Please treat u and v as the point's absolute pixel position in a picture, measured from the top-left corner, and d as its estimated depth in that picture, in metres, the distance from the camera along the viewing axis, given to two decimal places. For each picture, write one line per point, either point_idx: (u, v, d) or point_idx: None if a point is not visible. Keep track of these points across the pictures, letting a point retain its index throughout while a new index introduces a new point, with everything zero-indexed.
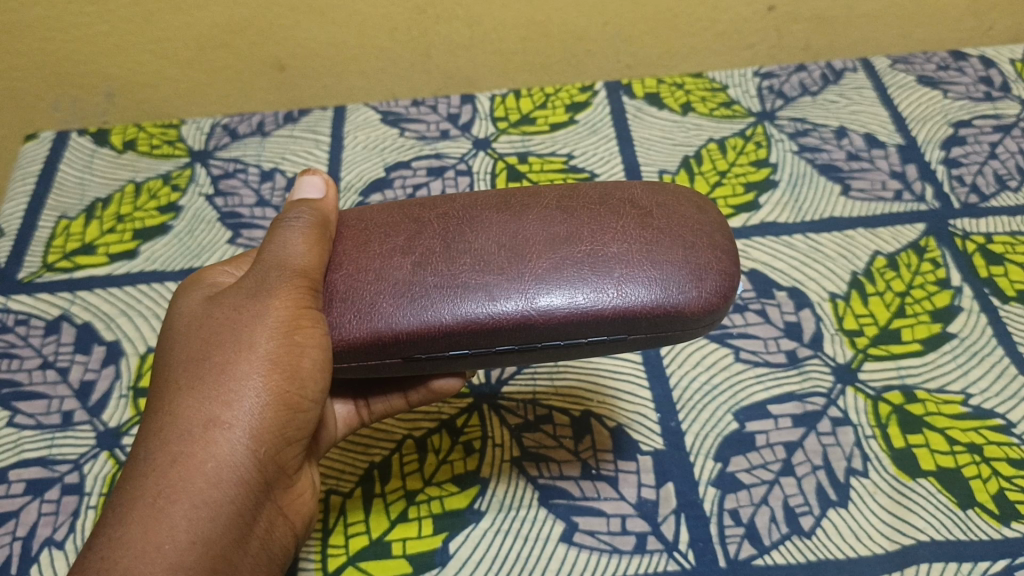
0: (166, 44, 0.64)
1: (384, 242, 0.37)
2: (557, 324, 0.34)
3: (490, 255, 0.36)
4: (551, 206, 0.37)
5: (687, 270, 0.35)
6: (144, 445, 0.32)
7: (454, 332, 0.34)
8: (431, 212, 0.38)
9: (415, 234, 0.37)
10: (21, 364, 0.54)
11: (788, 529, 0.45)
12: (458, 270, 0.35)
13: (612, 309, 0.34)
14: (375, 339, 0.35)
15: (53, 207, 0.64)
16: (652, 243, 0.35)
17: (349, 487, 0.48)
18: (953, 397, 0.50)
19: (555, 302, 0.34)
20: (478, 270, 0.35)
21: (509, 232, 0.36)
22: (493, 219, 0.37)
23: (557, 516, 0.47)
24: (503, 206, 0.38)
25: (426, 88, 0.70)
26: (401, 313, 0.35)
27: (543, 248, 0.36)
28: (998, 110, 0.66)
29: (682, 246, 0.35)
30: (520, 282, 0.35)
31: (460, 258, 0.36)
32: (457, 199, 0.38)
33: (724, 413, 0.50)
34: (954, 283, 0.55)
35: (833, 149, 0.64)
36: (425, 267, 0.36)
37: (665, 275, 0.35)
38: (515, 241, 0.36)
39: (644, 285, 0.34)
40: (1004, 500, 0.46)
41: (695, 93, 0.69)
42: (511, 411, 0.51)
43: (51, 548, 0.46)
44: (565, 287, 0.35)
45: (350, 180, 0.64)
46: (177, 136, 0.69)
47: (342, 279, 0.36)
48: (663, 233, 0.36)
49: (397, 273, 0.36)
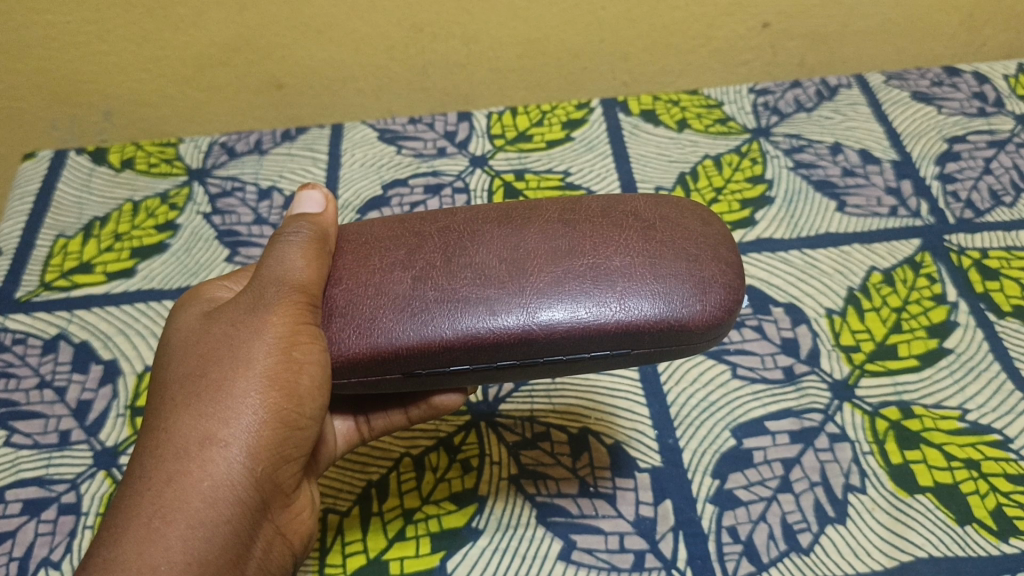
0: (164, 63, 0.64)
1: (386, 255, 0.37)
2: (558, 338, 0.34)
3: (491, 268, 0.36)
4: (552, 220, 0.37)
5: (690, 283, 0.35)
6: (139, 463, 0.32)
7: (454, 346, 0.35)
8: (434, 226, 0.38)
9: (417, 246, 0.37)
10: (18, 384, 0.53)
11: (787, 546, 0.45)
12: (459, 284, 0.35)
13: (614, 323, 0.34)
14: (374, 354, 0.35)
15: (50, 226, 0.64)
16: (655, 256, 0.35)
17: (347, 506, 0.48)
18: (950, 413, 0.50)
19: (556, 316, 0.34)
20: (479, 283, 0.35)
21: (510, 245, 0.37)
22: (495, 232, 0.37)
23: (555, 535, 0.47)
24: (505, 219, 0.38)
25: (423, 106, 0.71)
26: (400, 329, 0.35)
27: (544, 261, 0.36)
28: (992, 125, 0.66)
29: (685, 259, 0.36)
30: (521, 295, 0.35)
31: (460, 272, 0.36)
32: (460, 213, 0.39)
33: (722, 429, 0.50)
34: (950, 299, 0.55)
35: (828, 165, 0.64)
36: (425, 282, 0.36)
37: (668, 289, 0.35)
38: (516, 255, 0.36)
39: (647, 298, 0.34)
40: (1002, 516, 0.45)
41: (690, 110, 0.70)
42: (509, 429, 0.51)
43: (47, 569, 0.46)
44: (566, 301, 0.35)
45: (348, 199, 0.65)
46: (175, 154, 0.69)
47: (342, 292, 0.36)
48: (666, 246, 0.36)
49: (399, 287, 0.36)
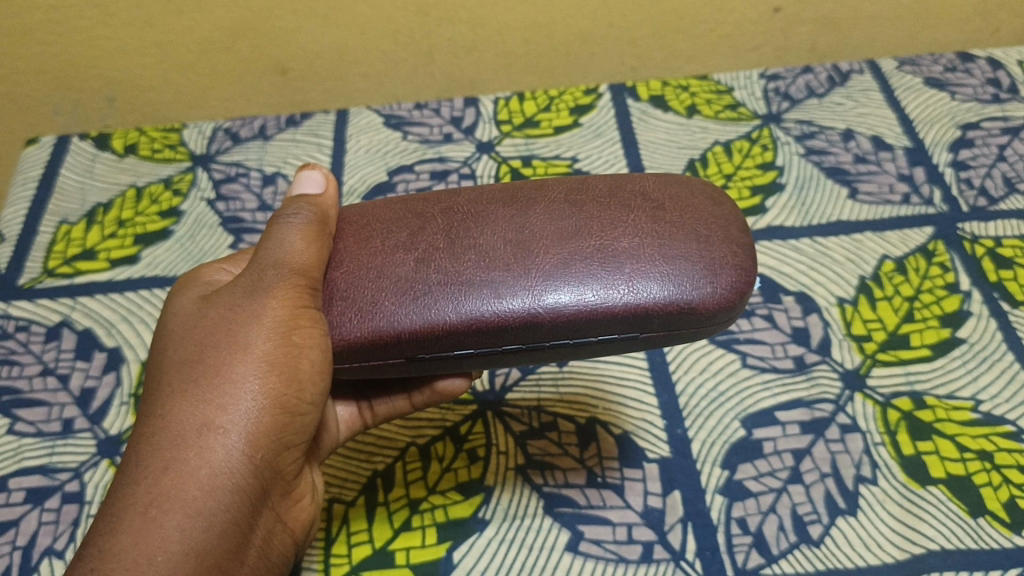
0: (166, 48, 0.63)
1: (388, 237, 0.36)
2: (565, 322, 0.34)
3: (496, 250, 0.35)
4: (559, 200, 0.37)
5: (701, 264, 0.34)
6: (135, 451, 0.32)
7: (458, 329, 0.34)
8: (437, 206, 0.37)
9: (420, 226, 0.36)
10: (20, 371, 0.53)
11: (797, 537, 0.45)
12: (462, 267, 0.35)
13: (622, 306, 0.34)
14: (376, 338, 0.34)
15: (53, 211, 0.63)
16: (665, 237, 0.35)
17: (352, 495, 0.48)
18: (963, 403, 0.49)
19: (563, 299, 0.34)
20: (483, 264, 0.35)
21: (514, 226, 0.36)
22: (499, 213, 0.36)
23: (563, 525, 0.46)
24: (510, 198, 0.37)
25: (429, 91, 0.70)
26: (403, 312, 0.34)
27: (550, 243, 0.35)
28: (1007, 111, 0.65)
29: (696, 240, 0.35)
30: (526, 277, 0.34)
31: (464, 254, 0.35)
32: (463, 193, 0.38)
33: (732, 420, 0.50)
34: (963, 288, 0.54)
35: (840, 152, 0.63)
36: (429, 264, 0.35)
37: (678, 271, 0.34)
38: (521, 237, 0.35)
39: (656, 281, 0.34)
40: (1015, 508, 0.45)
41: (700, 95, 0.69)
42: (516, 418, 0.50)
43: (51, 557, 0.45)
44: (572, 284, 0.34)
45: (353, 185, 0.64)
46: (178, 140, 0.68)
47: (342, 274, 0.36)
48: (676, 226, 0.35)
49: (401, 268, 0.35)
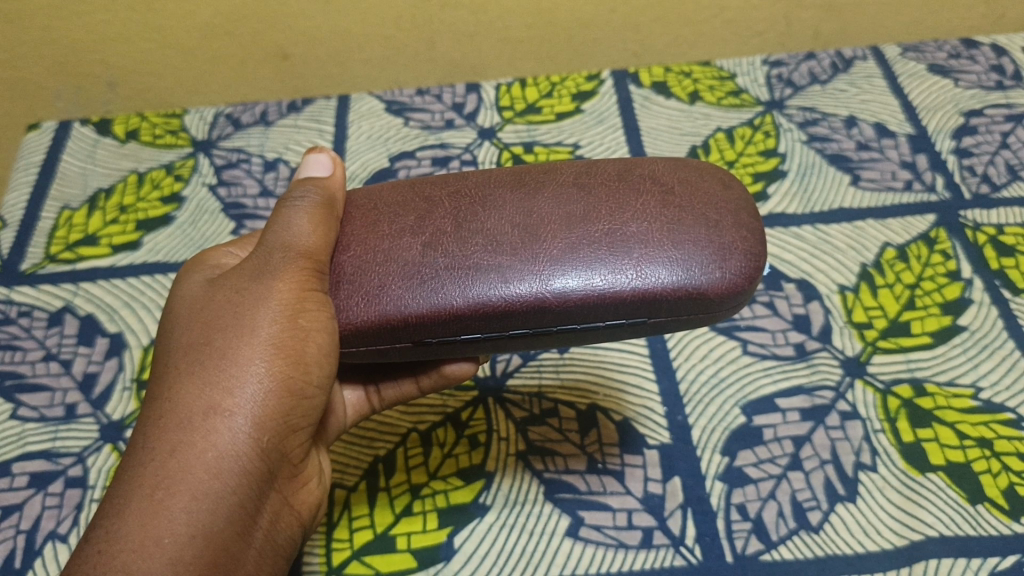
0: (167, 33, 0.63)
1: (394, 221, 0.36)
2: (573, 307, 0.34)
3: (503, 234, 0.35)
4: (567, 184, 0.37)
5: (710, 249, 0.34)
6: (143, 434, 0.32)
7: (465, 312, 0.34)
8: (445, 189, 0.37)
9: (427, 209, 0.37)
10: (23, 356, 0.53)
11: (797, 524, 0.45)
12: (469, 250, 0.35)
13: (630, 291, 0.34)
14: (383, 322, 0.34)
15: (55, 197, 0.63)
16: (674, 221, 0.35)
17: (354, 481, 0.48)
18: (964, 391, 0.49)
19: (570, 284, 0.34)
20: (491, 248, 0.35)
21: (521, 209, 0.36)
22: (507, 197, 0.36)
23: (563, 511, 0.46)
24: (517, 182, 0.37)
25: (430, 77, 0.69)
26: (410, 296, 0.34)
27: (558, 227, 0.35)
28: (1010, 99, 0.65)
29: (705, 225, 0.35)
30: (533, 261, 0.34)
31: (471, 238, 0.35)
32: (471, 176, 0.38)
33: (732, 407, 0.50)
34: (965, 275, 0.54)
35: (842, 139, 0.63)
36: (436, 248, 0.35)
37: (686, 256, 0.34)
38: (529, 220, 0.35)
39: (665, 266, 0.34)
40: (1015, 495, 0.45)
41: (702, 82, 0.69)
42: (516, 405, 0.51)
43: (54, 541, 0.46)
44: (580, 269, 0.34)
45: (355, 171, 0.64)
46: (180, 125, 0.68)
47: (348, 258, 0.36)
48: (685, 211, 0.35)
49: (409, 252, 0.35)
